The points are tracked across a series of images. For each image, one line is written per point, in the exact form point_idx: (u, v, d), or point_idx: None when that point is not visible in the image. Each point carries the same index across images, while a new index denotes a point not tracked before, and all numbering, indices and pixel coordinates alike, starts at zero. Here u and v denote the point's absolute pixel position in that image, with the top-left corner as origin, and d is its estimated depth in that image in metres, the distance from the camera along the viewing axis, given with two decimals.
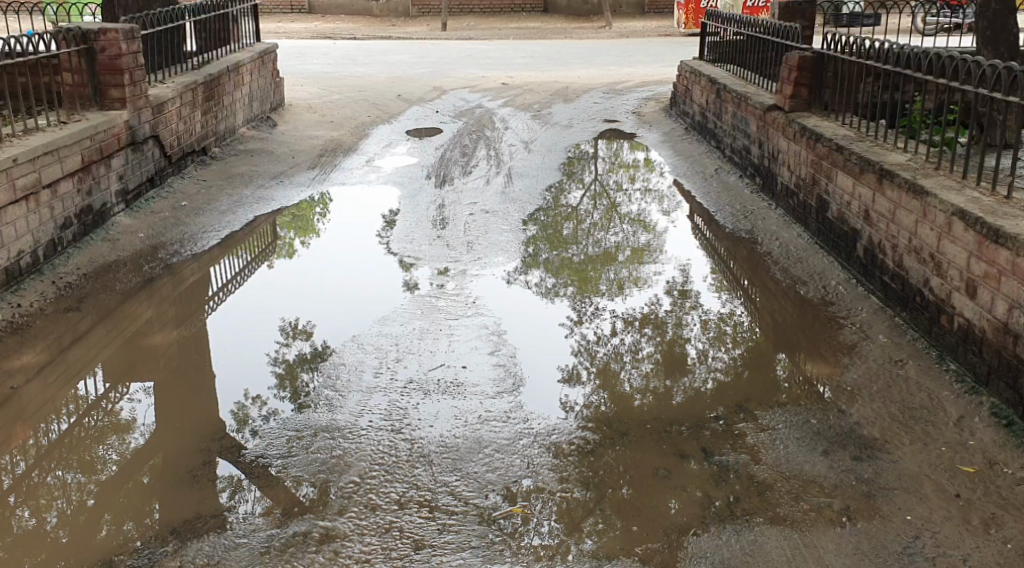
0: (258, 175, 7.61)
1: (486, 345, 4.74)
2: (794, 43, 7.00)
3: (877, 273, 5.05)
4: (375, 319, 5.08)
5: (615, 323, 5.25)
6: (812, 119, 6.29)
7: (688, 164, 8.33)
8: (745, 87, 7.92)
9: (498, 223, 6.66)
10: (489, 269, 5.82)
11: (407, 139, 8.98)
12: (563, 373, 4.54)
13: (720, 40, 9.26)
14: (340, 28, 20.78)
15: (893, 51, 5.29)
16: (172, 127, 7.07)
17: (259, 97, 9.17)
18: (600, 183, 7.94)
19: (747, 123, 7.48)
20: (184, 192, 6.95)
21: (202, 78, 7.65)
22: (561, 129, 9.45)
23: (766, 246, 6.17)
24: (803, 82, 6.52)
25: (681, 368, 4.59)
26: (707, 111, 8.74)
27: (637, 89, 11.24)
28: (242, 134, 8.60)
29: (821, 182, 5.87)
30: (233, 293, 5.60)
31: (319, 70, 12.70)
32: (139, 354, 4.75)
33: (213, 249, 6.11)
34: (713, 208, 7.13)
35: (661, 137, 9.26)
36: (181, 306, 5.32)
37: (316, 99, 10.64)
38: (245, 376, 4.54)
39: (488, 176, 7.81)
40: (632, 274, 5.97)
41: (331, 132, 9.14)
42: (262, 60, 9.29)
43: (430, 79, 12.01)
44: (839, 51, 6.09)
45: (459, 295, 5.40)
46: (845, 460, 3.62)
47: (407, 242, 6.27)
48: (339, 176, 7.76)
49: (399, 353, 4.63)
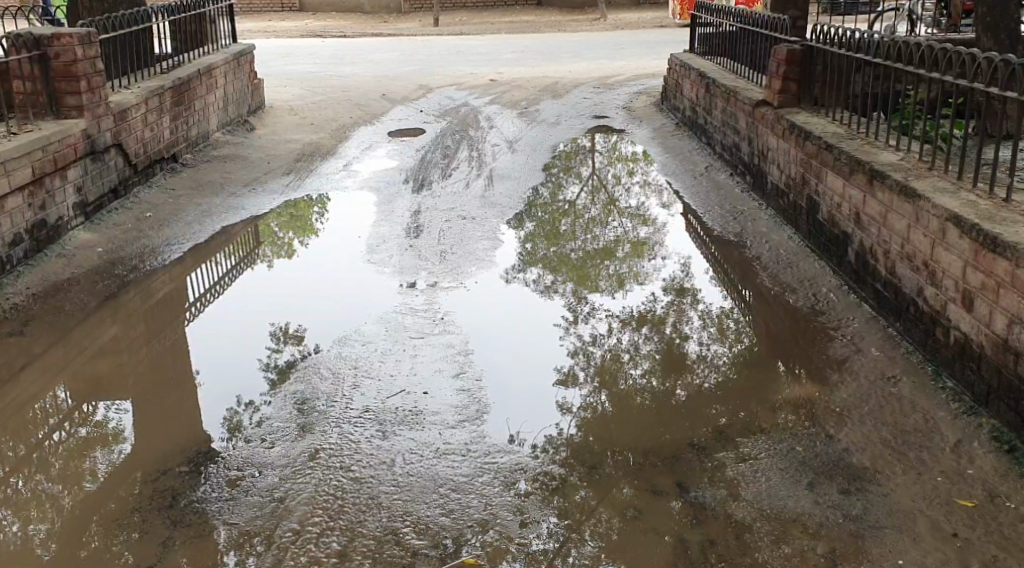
0: (229, 183, 7.44)
1: (451, 367, 4.53)
2: (782, 36, 6.81)
3: (870, 280, 4.88)
4: (336, 337, 4.85)
5: (611, 323, 5.19)
6: (800, 116, 6.11)
7: (678, 161, 8.15)
8: (734, 81, 7.75)
9: (474, 229, 6.48)
10: (459, 280, 5.62)
11: (390, 141, 8.81)
12: (560, 375, 4.58)
13: (711, 31, 9.06)
14: (330, 26, 20.61)
15: (884, 45, 5.09)
16: (137, 135, 6.90)
17: (235, 100, 9.00)
18: (597, 177, 7.88)
19: (736, 119, 7.31)
20: (150, 202, 6.79)
21: (170, 82, 7.48)
22: (548, 127, 9.28)
23: (755, 249, 5.99)
24: (792, 77, 6.35)
25: (682, 368, 4.59)
26: (697, 106, 8.56)
27: (628, 84, 11.06)
28: (215, 139, 8.44)
29: (811, 183, 5.70)
30: (201, 307, 5.42)
31: (304, 70, 12.52)
32: (109, 370, 4.63)
33: (181, 261, 5.94)
34: (703, 208, 6.95)
35: (650, 134, 9.06)
36: (153, 323, 5.17)
37: (298, 100, 10.47)
38: (235, 384, 4.48)
39: (468, 179, 7.64)
40: (632, 270, 5.95)
41: (311, 135, 8.99)
42: (238, 62, 9.13)
43: (415, 77, 11.83)
44: (829, 44, 5.90)
45: (432, 308, 5.20)
46: (831, 494, 3.45)
47: (375, 252, 6.08)
48: (314, 183, 7.58)
49: (357, 377, 4.42)
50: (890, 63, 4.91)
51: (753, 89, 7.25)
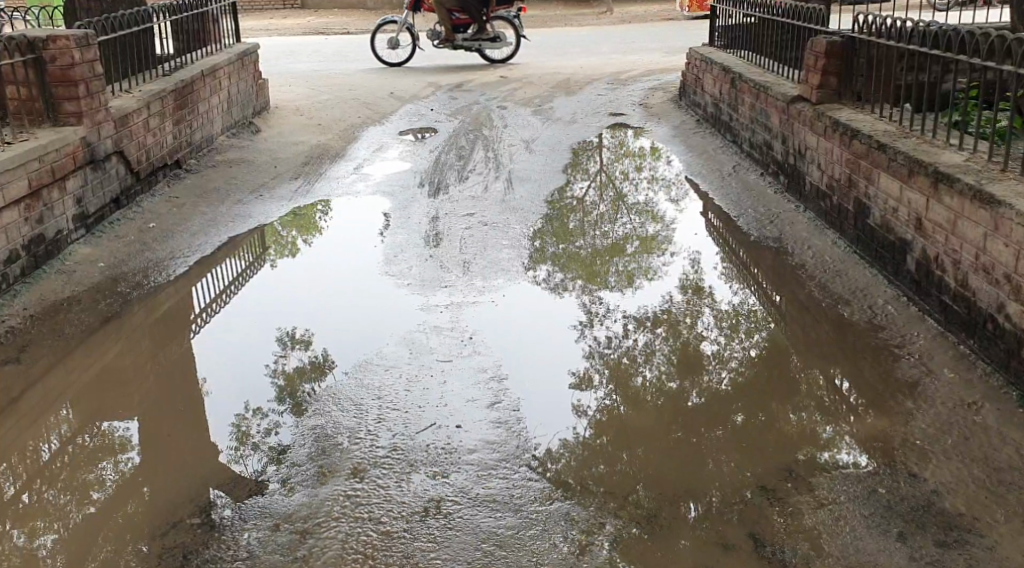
0: (236, 189, 7.25)
1: (485, 397, 4.30)
2: (816, 28, 6.58)
3: (935, 292, 4.67)
4: (356, 363, 4.62)
5: (626, 323, 5.20)
6: (843, 112, 5.89)
7: (703, 160, 7.92)
8: (763, 76, 7.53)
9: (496, 237, 6.27)
10: (482, 295, 5.40)
11: (401, 142, 8.62)
12: (574, 377, 4.59)
13: (733, 23, 8.84)
14: (334, 23, 20.40)
15: (939, 34, 4.86)
16: (139, 141, 6.70)
17: (239, 101, 8.81)
18: (606, 174, 7.78)
19: (768, 116, 7.09)
20: (154, 211, 6.60)
21: (173, 85, 7.28)
22: (565, 125, 9.07)
23: (797, 256, 5.77)
24: (832, 70, 6.12)
25: (698, 368, 4.62)
26: (721, 102, 8.34)
27: (642, 79, 10.84)
28: (220, 143, 8.24)
29: (859, 184, 5.49)
30: (209, 323, 5.21)
31: (308, 69, 12.30)
32: (112, 394, 4.45)
33: (187, 274, 5.74)
34: (736, 212, 6.71)
35: (670, 131, 8.84)
36: (158, 342, 4.98)
37: (305, 100, 10.26)
38: (243, 389, 4.48)
39: (486, 182, 7.43)
40: (642, 266, 5.98)
41: (320, 136, 8.78)
42: (242, 62, 8.94)
43: (424, 74, 11.61)
44: (873, 35, 5.68)
45: (459, 327, 4.99)
46: (927, 546, 3.20)
47: (392, 264, 5.86)
48: (324, 187, 7.38)
49: (383, 410, 4.18)
50: (945, 52, 4.68)
51: (784, 84, 7.02)
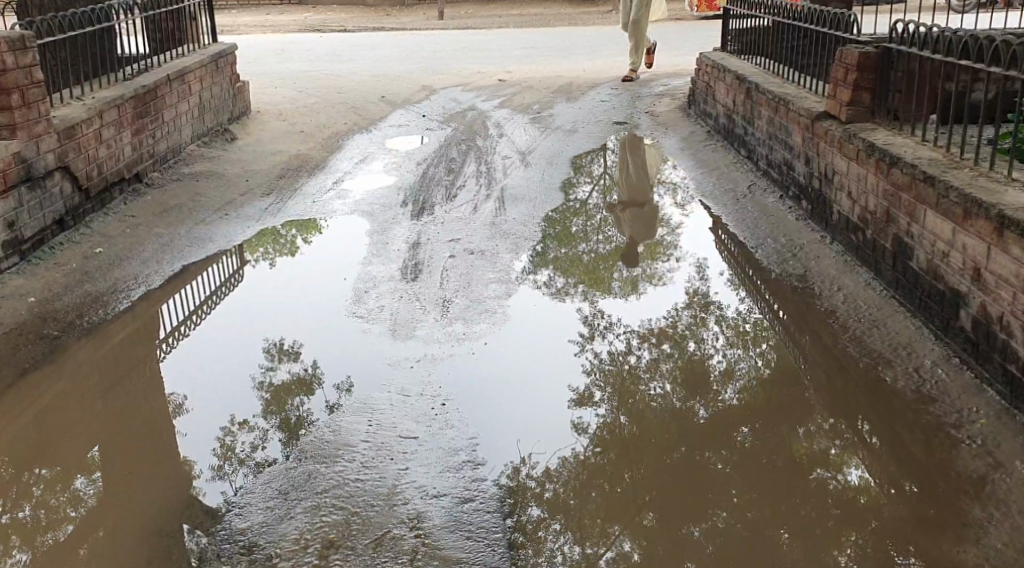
0: (200, 208, 6.87)
1: (453, 493, 3.82)
2: (847, 36, 6.13)
3: (996, 355, 4.15)
4: (308, 443, 4.17)
5: (629, 339, 5.28)
6: (878, 134, 5.45)
7: (713, 179, 7.53)
8: (783, 86, 7.11)
9: (482, 268, 5.88)
10: (456, 345, 5.00)
11: (387, 153, 8.26)
12: (574, 395, 4.66)
13: (749, 26, 8.40)
14: (333, 19, 20.01)
15: (998, 47, 4.39)
16: (88, 155, 6.31)
17: (212, 107, 8.42)
18: (609, 175, 7.82)
19: (788, 133, 6.69)
20: (103, 233, 6.22)
21: (131, 91, 6.89)
22: (563, 135, 8.68)
23: (827, 301, 5.34)
24: (864, 85, 5.70)
25: (706, 386, 4.73)
26: (734, 113, 7.95)
27: (649, 84, 10.44)
28: (188, 154, 7.85)
29: (898, 220, 5.04)
30: (163, 360, 4.98)
31: (299, 69, 11.92)
32: (54, 440, 4.24)
33: (132, 309, 5.39)
34: (751, 241, 6.33)
35: (678, 144, 8.45)
36: (109, 379, 4.77)
37: (290, 104, 9.88)
38: (233, 401, 4.62)
39: (477, 201, 7.04)
40: (646, 272, 6.12)
41: (301, 146, 8.41)
42: (217, 64, 8.57)
43: (418, 76, 11.23)
44: (911, 47, 5.24)
45: (434, 392, 4.57)
46: None
47: (361, 304, 5.47)
48: (298, 205, 6.99)
49: (326, 510, 3.69)
50: (1005, 68, 4.21)
51: (807, 98, 6.59)
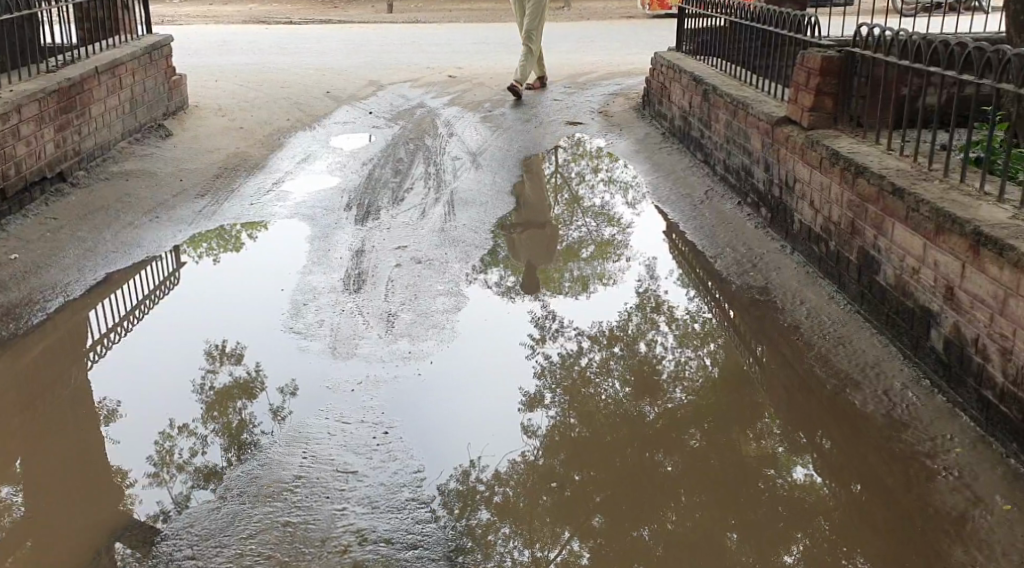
0: (128, 210, 6.57)
1: (397, 538, 3.51)
2: (807, 39, 6.04)
3: (971, 381, 4.05)
4: (232, 479, 3.82)
5: (582, 342, 5.23)
6: (841, 142, 5.38)
7: (669, 184, 7.44)
8: (740, 90, 7.04)
9: (430, 279, 5.68)
10: (400, 364, 4.76)
11: (330, 152, 8.02)
12: (525, 397, 4.61)
13: (705, 26, 8.32)
14: (277, 10, 19.61)
15: (970, 55, 4.31)
16: (4, 152, 5.98)
17: (144, 101, 8.11)
18: (562, 174, 7.81)
19: (746, 139, 6.63)
20: (21, 236, 5.91)
21: (53, 84, 6.57)
22: (513, 135, 8.54)
23: (790, 317, 5.21)
24: (827, 91, 5.62)
25: (656, 388, 4.71)
26: (690, 116, 7.87)
27: (601, 83, 10.34)
28: (118, 152, 7.53)
29: (864, 234, 4.94)
30: (91, 370, 4.74)
31: (241, 62, 11.61)
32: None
33: (54, 317, 5.12)
34: (711, 249, 6.24)
35: (631, 145, 8.38)
36: (34, 391, 4.54)
37: (231, 99, 9.59)
38: (170, 399, 4.46)
39: (425, 205, 6.86)
40: (597, 270, 6.14)
41: (240, 143, 8.14)
42: (150, 57, 8.26)
43: (365, 71, 11.00)
44: (878, 52, 5.16)
45: (376, 419, 4.29)
46: None
47: (298, 318, 5.21)
48: (236, 207, 6.74)
49: (253, 559, 3.35)
50: (977, 76, 4.13)
51: (767, 103, 6.52)
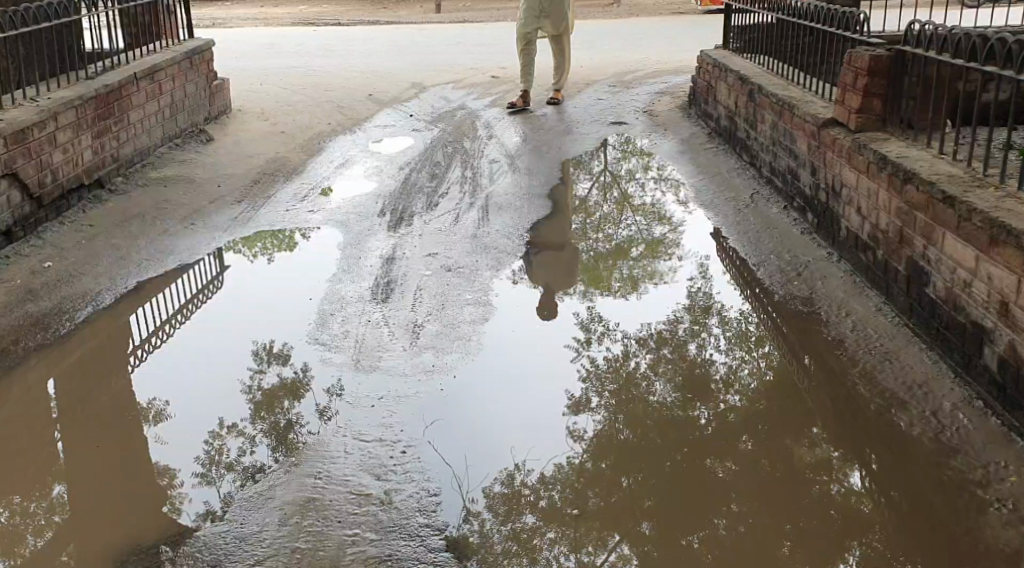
0: (164, 216, 6.63)
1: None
2: (857, 35, 5.84)
3: None
4: (242, 503, 3.72)
5: (629, 345, 5.12)
6: (889, 146, 5.19)
7: (713, 186, 7.27)
8: (787, 90, 6.86)
9: (459, 288, 5.56)
10: (422, 380, 4.60)
11: (369, 157, 8.01)
12: (570, 398, 4.55)
13: (753, 23, 8.12)
14: (327, 11, 19.78)
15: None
16: (40, 161, 6.07)
17: (184, 106, 8.19)
18: (610, 172, 7.74)
19: (793, 140, 6.45)
20: (56, 244, 5.99)
21: (91, 92, 6.66)
22: (554, 137, 8.45)
23: (834, 330, 4.99)
24: (875, 91, 5.46)
25: (705, 390, 4.62)
26: (735, 116, 7.70)
27: (648, 82, 10.20)
28: (156, 157, 7.62)
29: (913, 244, 4.75)
30: (135, 370, 4.83)
31: (288, 64, 11.70)
32: (13, 458, 4.08)
33: (90, 322, 5.17)
34: (753, 257, 6.05)
35: (675, 146, 8.22)
36: (86, 388, 4.65)
37: (275, 102, 9.66)
38: (218, 401, 4.51)
39: (459, 210, 6.80)
40: (647, 269, 6.09)
41: (279, 148, 8.19)
42: (191, 62, 8.34)
43: (409, 73, 10.99)
44: (929, 51, 4.98)
45: (394, 437, 4.15)
46: None
47: (323, 329, 5.12)
48: (271, 214, 6.76)
49: None
50: None
51: (814, 103, 6.33)
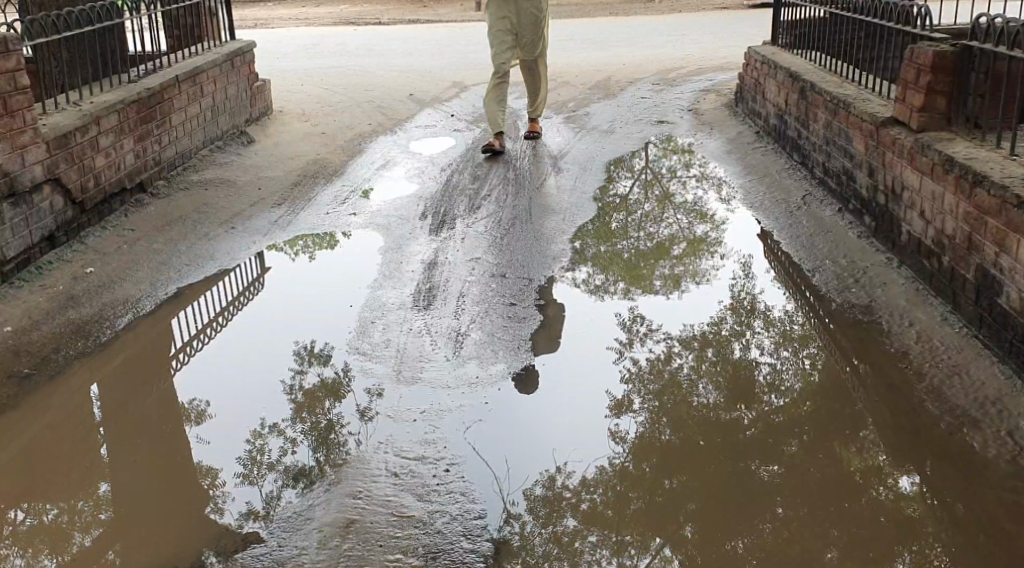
0: (205, 219, 6.64)
1: None
2: (917, 30, 5.68)
3: None
4: (282, 523, 3.59)
5: (670, 346, 5.02)
6: (953, 146, 5.02)
7: (765, 187, 7.12)
8: (841, 87, 6.70)
9: (502, 295, 5.46)
10: (466, 392, 4.46)
11: (411, 158, 7.96)
12: (611, 400, 4.47)
13: (805, 18, 7.95)
14: (368, 11, 19.81)
15: None
16: (82, 165, 6.11)
17: (225, 108, 8.21)
18: (652, 172, 7.59)
19: (849, 140, 6.28)
20: (99, 249, 6.02)
21: (134, 95, 6.69)
22: (597, 136, 8.36)
23: (897, 341, 4.78)
24: (939, 89, 5.30)
25: (751, 393, 4.50)
26: (786, 113, 7.55)
27: (693, 79, 10.05)
28: (197, 159, 7.65)
29: (984, 250, 4.56)
30: (177, 371, 4.85)
31: (330, 64, 11.73)
32: (62, 459, 4.10)
33: (131, 328, 5.17)
34: (807, 263, 5.86)
35: (721, 145, 8.08)
36: (130, 390, 4.67)
37: (317, 103, 9.67)
38: (260, 400, 4.52)
39: (502, 212, 6.73)
40: (689, 268, 5.97)
41: (319, 149, 8.19)
42: (231, 63, 8.36)
43: (450, 72, 10.94)
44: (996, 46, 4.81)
45: (436, 455, 3.99)
46: None
47: (364, 338, 5.03)
48: (311, 217, 6.75)
49: None
50: None
51: (869, 102, 6.17)
